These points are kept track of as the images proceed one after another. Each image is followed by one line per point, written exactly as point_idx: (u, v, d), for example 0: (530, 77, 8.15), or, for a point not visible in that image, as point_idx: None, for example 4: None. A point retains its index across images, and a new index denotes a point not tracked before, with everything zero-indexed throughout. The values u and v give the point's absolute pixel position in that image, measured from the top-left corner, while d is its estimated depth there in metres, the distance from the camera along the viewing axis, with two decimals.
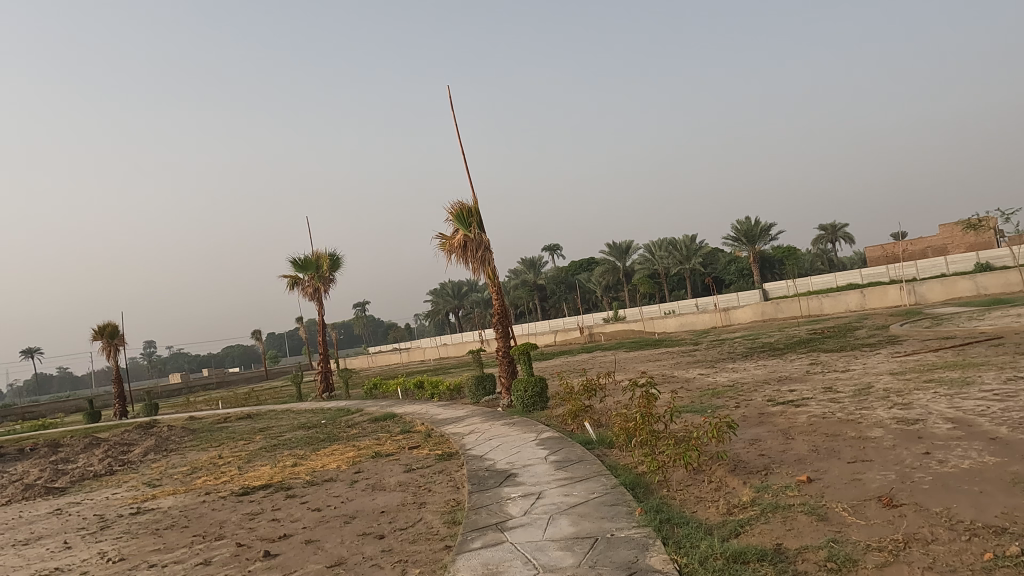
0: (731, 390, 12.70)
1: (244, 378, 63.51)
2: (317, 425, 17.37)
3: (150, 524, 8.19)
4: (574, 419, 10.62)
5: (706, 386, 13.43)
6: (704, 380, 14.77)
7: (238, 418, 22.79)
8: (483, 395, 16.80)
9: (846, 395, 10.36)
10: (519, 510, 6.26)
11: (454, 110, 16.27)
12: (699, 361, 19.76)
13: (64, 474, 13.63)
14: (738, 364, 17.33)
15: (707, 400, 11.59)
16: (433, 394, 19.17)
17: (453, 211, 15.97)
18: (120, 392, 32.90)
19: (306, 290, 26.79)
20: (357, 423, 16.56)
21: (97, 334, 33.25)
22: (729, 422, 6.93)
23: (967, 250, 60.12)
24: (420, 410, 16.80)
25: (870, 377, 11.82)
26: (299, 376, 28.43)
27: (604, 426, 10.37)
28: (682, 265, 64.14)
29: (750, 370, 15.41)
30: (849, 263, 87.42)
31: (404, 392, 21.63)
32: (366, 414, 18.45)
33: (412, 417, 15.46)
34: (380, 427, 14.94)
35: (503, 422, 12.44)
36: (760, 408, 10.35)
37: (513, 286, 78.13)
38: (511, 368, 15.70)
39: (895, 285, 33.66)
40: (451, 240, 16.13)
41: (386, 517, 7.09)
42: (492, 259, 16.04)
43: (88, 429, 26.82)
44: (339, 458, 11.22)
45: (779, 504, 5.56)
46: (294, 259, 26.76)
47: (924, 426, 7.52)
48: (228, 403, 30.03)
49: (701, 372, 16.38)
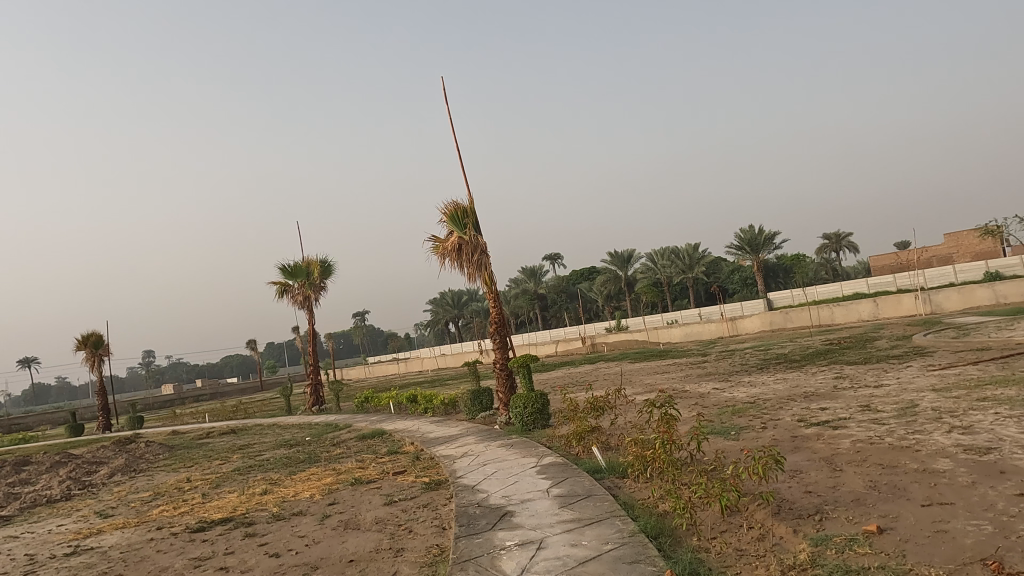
0: (753, 407, 11.43)
1: (238, 389, 62.31)
2: (300, 443, 16.02)
3: (80, 571, 6.93)
4: (580, 442, 9.40)
5: (724, 403, 12.15)
6: (721, 395, 13.53)
7: (222, 434, 21.53)
8: (480, 411, 15.56)
9: (890, 415, 9.04)
10: (515, 567, 5.00)
11: (448, 103, 15.13)
12: (711, 374, 18.47)
13: (15, 500, 12.36)
14: (755, 378, 16.06)
15: (728, 419, 10.35)
16: (427, 409, 17.97)
17: (448, 212, 14.83)
18: (105, 405, 31.63)
19: (296, 298, 25.54)
20: (343, 441, 15.26)
21: (81, 343, 32.00)
22: (777, 456, 5.50)
23: (976, 259, 58.84)
24: (412, 427, 15.58)
25: (909, 393, 10.57)
26: (288, 388, 27.17)
27: (614, 450, 9.13)
28: (684, 274, 62.91)
29: (772, 385, 14.14)
30: (853, 273, 86.49)
31: (396, 407, 20.42)
32: (355, 430, 17.18)
33: (402, 436, 14.18)
34: (366, 447, 13.66)
35: (500, 443, 11.20)
36: (792, 430, 9.08)
37: (514, 296, 76.90)
38: (510, 382, 14.43)
39: (909, 294, 32.35)
40: (446, 243, 14.98)
41: (354, 569, 5.82)
42: (489, 263, 14.76)
43: (66, 444, 25.46)
44: (316, 485, 9.95)
45: (850, 566, 4.30)
46: (283, 266, 25.53)
47: (1002, 457, 6.26)
48: (215, 416, 28.70)
49: (716, 387, 15.12)
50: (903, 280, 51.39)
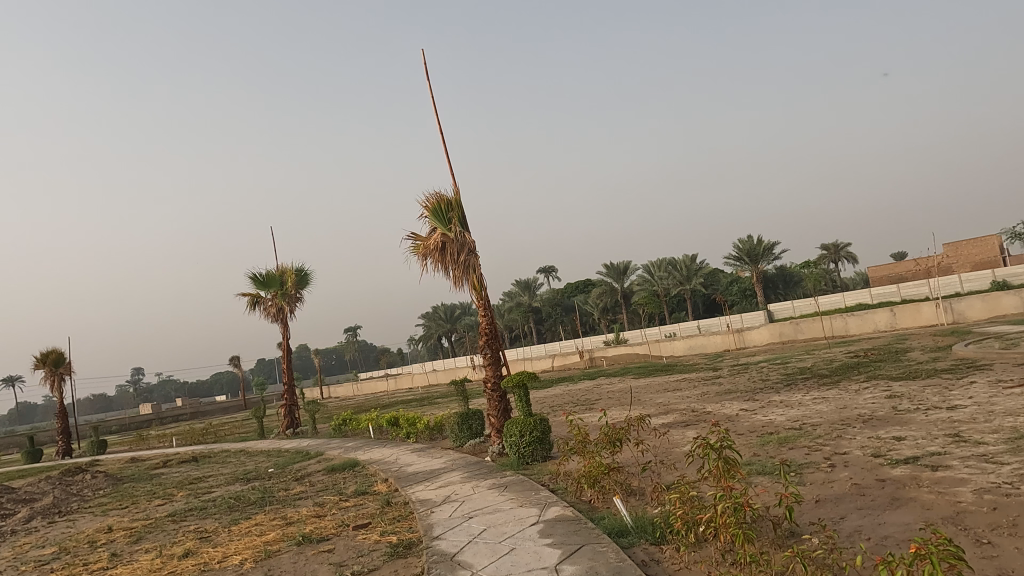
0: (803, 435, 9.28)
1: (220, 407, 59.74)
2: (260, 477, 13.73)
3: None
4: (594, 489, 7.24)
5: (764, 429, 10.02)
6: (755, 418, 11.36)
7: (181, 463, 19.19)
8: (468, 438, 13.38)
9: (1002, 450, 6.88)
10: None
11: (430, 77, 13.06)
12: (733, 391, 16.32)
13: None
14: (786, 396, 13.93)
15: (779, 455, 8.17)
16: (409, 434, 15.77)
17: (429, 205, 12.74)
18: (66, 427, 29.20)
19: (268, 310, 23.33)
20: (309, 475, 12.98)
21: (40, 361, 29.61)
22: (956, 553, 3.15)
23: (981, 268, 57.09)
24: (390, 457, 13.38)
25: (1001, 419, 8.41)
26: (262, 409, 24.85)
27: (639, 499, 6.97)
28: (682, 286, 60.99)
29: (814, 405, 12.02)
30: (852, 283, 84.88)
31: (376, 431, 18.18)
32: (327, 459, 14.97)
33: (377, 470, 11.98)
34: (332, 484, 11.40)
35: (491, 482, 9.03)
36: (874, 469, 6.93)
37: (507, 309, 74.80)
38: (504, 405, 12.23)
39: (928, 302, 30.40)
40: (427, 241, 12.88)
41: None
42: (478, 264, 12.60)
43: (13, 473, 23.00)
44: (251, 545, 7.67)
45: None
46: (254, 275, 23.33)
47: None
48: (182, 441, 26.31)
49: (744, 407, 12.99)
50: (910, 290, 49.64)
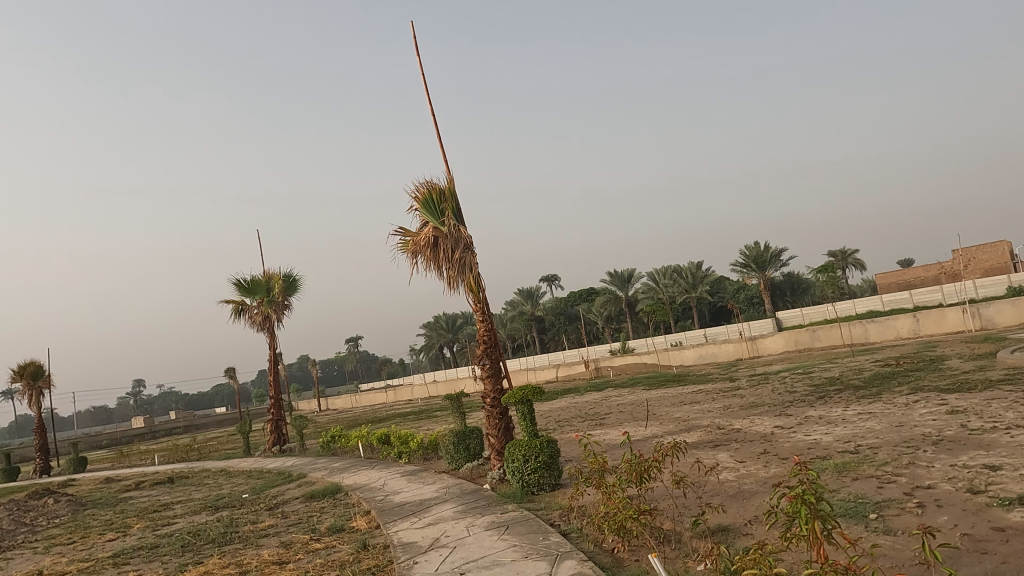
0: (865, 460, 7.71)
1: (216, 420, 58.06)
2: (231, 505, 12.15)
3: None
4: (619, 537, 5.64)
5: (814, 453, 8.44)
6: (797, 438, 9.77)
7: (155, 484, 17.63)
8: (466, 459, 11.81)
9: None
10: None
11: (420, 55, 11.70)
12: (760, 404, 14.73)
13: None
14: (824, 410, 12.36)
15: (847, 488, 6.59)
16: (401, 453, 14.21)
17: (419, 196, 11.24)
18: (44, 443, 27.60)
19: (253, 318, 21.83)
20: (285, 504, 11.42)
21: (18, 374, 28.09)
22: None
23: (997, 273, 55.37)
24: (377, 481, 11.82)
25: None
26: (247, 424, 23.29)
27: (678, 554, 5.40)
28: (687, 294, 59.45)
29: (863, 421, 10.44)
30: (860, 291, 83.29)
31: (365, 449, 16.64)
32: (309, 483, 13.42)
33: (360, 499, 10.40)
34: (307, 517, 9.82)
35: (490, 521, 7.45)
36: (986, 513, 5.32)
37: (510, 318, 73.17)
38: (505, 423, 10.68)
39: (954, 307, 28.86)
40: (418, 236, 11.39)
41: None
42: (475, 262, 11.10)
43: None
44: None
45: None
46: (238, 281, 21.89)
47: None
48: (163, 458, 24.71)
49: (779, 423, 11.43)
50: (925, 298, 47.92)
